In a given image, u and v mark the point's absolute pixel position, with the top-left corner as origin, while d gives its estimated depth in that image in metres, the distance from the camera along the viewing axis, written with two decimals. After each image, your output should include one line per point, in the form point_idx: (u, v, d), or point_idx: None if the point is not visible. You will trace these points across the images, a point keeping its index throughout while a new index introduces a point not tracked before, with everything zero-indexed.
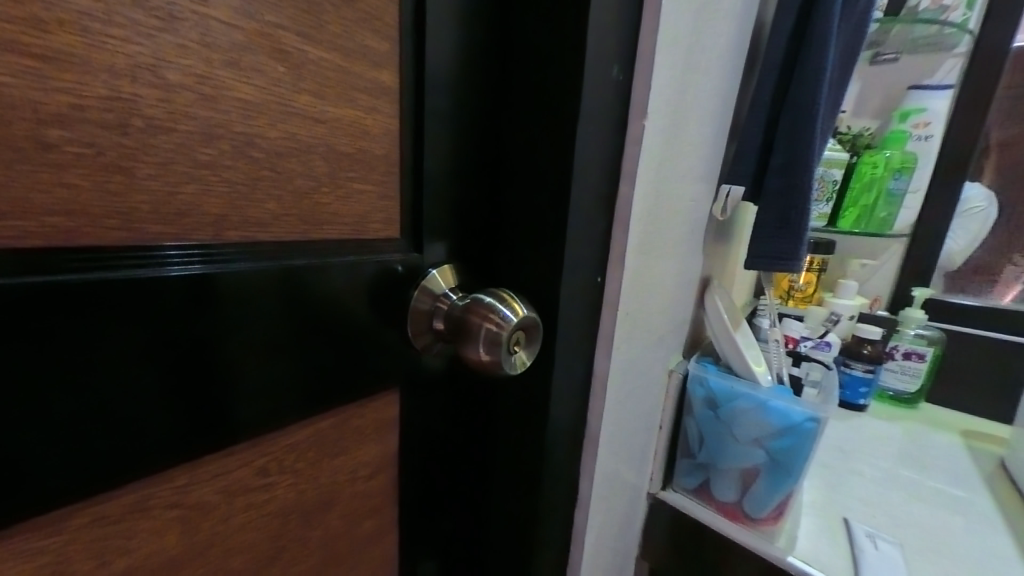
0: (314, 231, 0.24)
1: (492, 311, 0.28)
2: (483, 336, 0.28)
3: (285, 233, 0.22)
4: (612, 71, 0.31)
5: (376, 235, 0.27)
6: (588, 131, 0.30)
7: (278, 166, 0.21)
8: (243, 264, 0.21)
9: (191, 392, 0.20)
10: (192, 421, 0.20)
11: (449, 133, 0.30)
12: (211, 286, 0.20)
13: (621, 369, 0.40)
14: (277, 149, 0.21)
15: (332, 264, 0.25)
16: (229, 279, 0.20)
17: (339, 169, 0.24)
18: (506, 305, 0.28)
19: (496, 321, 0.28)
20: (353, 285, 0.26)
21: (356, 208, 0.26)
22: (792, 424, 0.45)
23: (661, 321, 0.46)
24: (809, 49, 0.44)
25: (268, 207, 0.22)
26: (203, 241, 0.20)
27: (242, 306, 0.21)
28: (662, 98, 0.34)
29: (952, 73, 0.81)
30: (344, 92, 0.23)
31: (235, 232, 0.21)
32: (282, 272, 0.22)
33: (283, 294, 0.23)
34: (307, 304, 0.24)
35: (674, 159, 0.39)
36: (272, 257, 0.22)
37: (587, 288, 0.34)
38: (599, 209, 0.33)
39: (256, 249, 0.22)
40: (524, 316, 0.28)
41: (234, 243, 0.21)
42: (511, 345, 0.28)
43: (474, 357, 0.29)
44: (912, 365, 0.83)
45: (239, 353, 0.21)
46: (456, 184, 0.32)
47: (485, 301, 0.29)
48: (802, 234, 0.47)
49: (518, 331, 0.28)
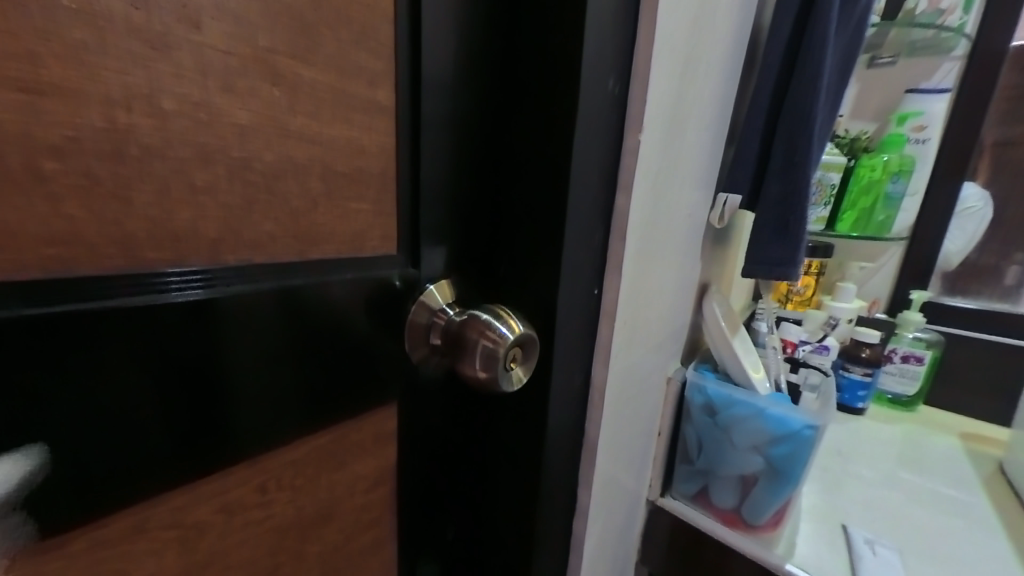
0: (310, 250, 0.24)
1: (489, 328, 0.28)
2: (480, 353, 0.28)
3: (283, 254, 0.23)
4: (609, 83, 0.31)
5: (374, 250, 0.27)
6: (586, 130, 0.30)
7: (273, 188, 0.21)
8: (242, 285, 0.21)
9: (193, 413, 0.20)
10: (194, 441, 0.20)
11: (448, 145, 0.30)
12: (210, 309, 0.20)
13: (619, 378, 0.40)
14: (272, 171, 0.21)
15: (330, 281, 0.25)
16: (229, 300, 0.21)
17: (334, 189, 0.24)
18: (503, 322, 0.28)
19: (490, 336, 0.28)
20: (352, 300, 0.26)
21: (354, 227, 0.26)
22: (790, 433, 0.45)
23: (660, 328, 0.46)
24: (807, 52, 0.44)
25: (265, 229, 0.22)
26: (203, 266, 0.20)
27: (243, 326, 0.21)
28: (659, 109, 0.34)
29: (949, 76, 0.81)
30: (340, 112, 0.24)
31: (233, 254, 0.21)
32: (280, 292, 0.22)
33: (282, 313, 0.23)
34: (306, 322, 0.24)
35: (671, 169, 0.40)
36: (270, 277, 0.22)
37: (584, 300, 0.34)
38: (596, 220, 0.33)
39: (253, 270, 0.22)
40: (520, 333, 0.28)
41: (232, 265, 0.21)
42: (508, 362, 0.28)
43: (471, 373, 0.29)
44: (911, 368, 0.84)
45: (245, 370, 0.22)
46: (456, 195, 0.32)
47: (481, 317, 0.29)
48: (800, 242, 0.46)
49: (514, 347, 0.28)
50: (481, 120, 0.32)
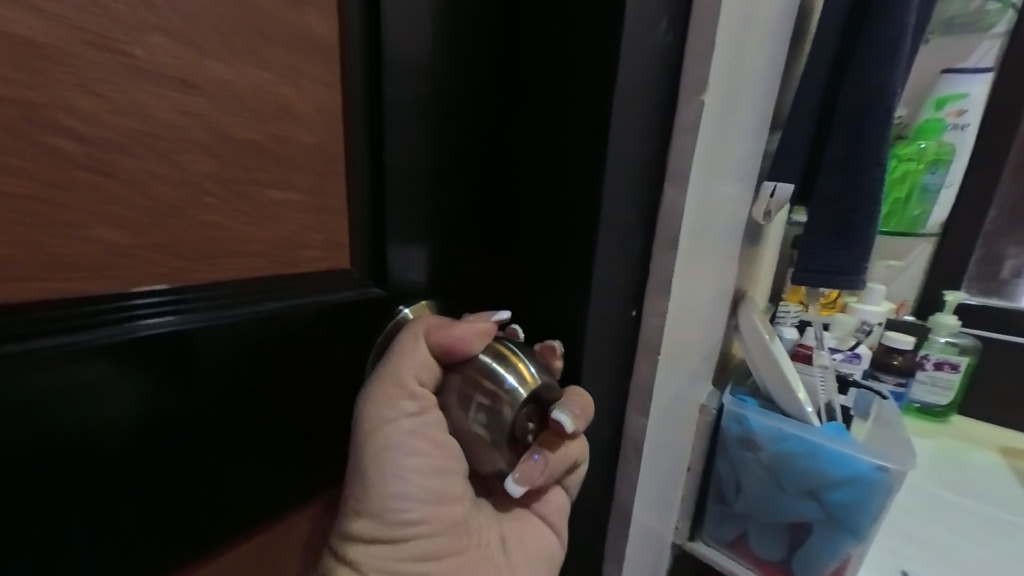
0: (207, 267, 0.17)
1: (492, 380, 0.22)
2: (485, 417, 0.22)
3: (184, 269, 0.16)
4: (651, 33, 0.23)
5: (316, 266, 0.20)
6: (617, 114, 0.23)
7: (109, 165, 0.14)
8: (220, 315, 0.17)
9: (167, 453, 0.17)
10: (169, 484, 0.18)
11: (422, 134, 0.22)
12: (187, 340, 0.17)
13: (658, 418, 0.31)
14: (114, 137, 0.14)
15: (328, 298, 0.21)
16: (205, 333, 0.17)
17: (236, 169, 0.17)
18: (509, 369, 0.22)
19: (490, 387, 0.22)
20: (352, 322, 0.22)
21: (286, 226, 0.19)
22: (853, 477, 0.37)
23: (697, 348, 0.38)
24: (883, 8, 0.36)
25: (104, 234, 0.14)
26: (171, 286, 0.16)
27: (213, 363, 0.18)
28: (719, 66, 0.25)
29: (987, 56, 0.73)
30: (232, 43, 0.16)
31: (126, 264, 0.15)
32: (265, 320, 0.19)
33: (275, 337, 0.19)
34: (298, 343, 0.20)
35: (723, 152, 0.31)
36: (258, 296, 0.18)
37: (614, 320, 0.26)
38: (630, 220, 0.26)
39: (242, 287, 0.18)
40: (534, 381, 0.22)
41: (206, 284, 0.17)
42: (523, 423, 0.22)
43: (479, 443, 0.22)
44: (944, 377, 0.76)
45: (218, 408, 0.18)
46: (437, 199, 0.24)
47: (482, 364, 0.22)
48: (867, 244, 0.38)
49: (528, 403, 0.22)
50: (471, 106, 0.25)
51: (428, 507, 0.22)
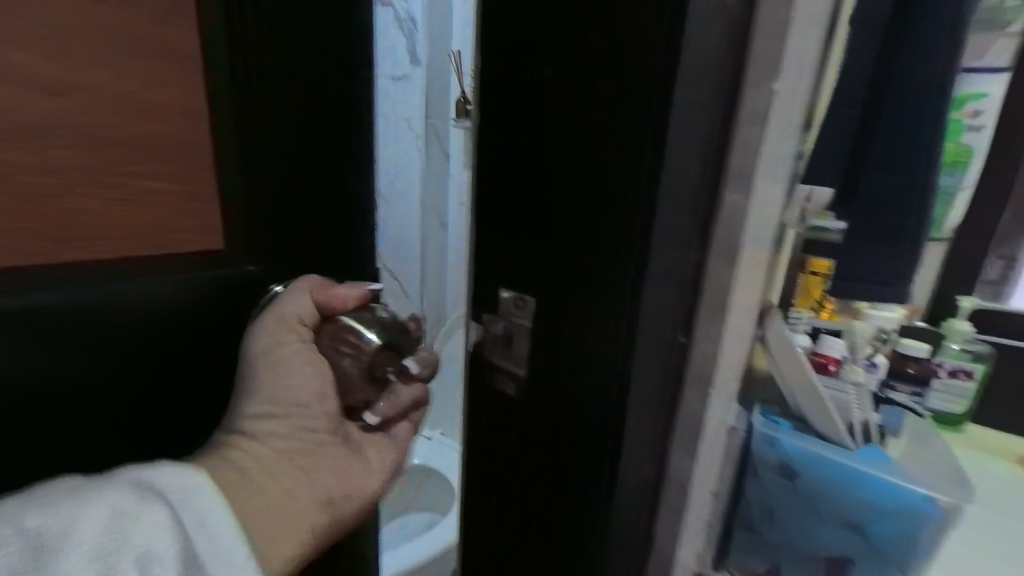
0: (77, 243, 0.25)
1: (352, 332, 0.33)
2: (348, 360, 0.33)
3: (65, 254, 0.24)
4: (719, 10, 0.19)
5: (187, 248, 0.29)
6: (676, 112, 0.19)
7: (26, 164, 0.22)
8: (121, 285, 0.26)
9: (109, 375, 0.27)
10: (91, 410, 0.27)
11: (282, 138, 0.31)
12: (72, 309, 0.25)
13: (698, 445, 0.29)
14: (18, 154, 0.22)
15: (196, 278, 0.30)
16: (98, 299, 0.26)
17: (105, 164, 0.25)
18: (368, 329, 0.33)
19: (354, 338, 0.33)
20: (229, 299, 0.31)
21: (155, 216, 0.27)
22: (908, 508, 0.34)
23: (732, 365, 0.35)
24: None
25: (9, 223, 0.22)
26: (39, 265, 0.24)
27: (133, 320, 0.27)
28: (770, 62, 0.23)
29: (1005, 52, 0.70)
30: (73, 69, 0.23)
31: (64, 248, 0.24)
32: (156, 289, 0.28)
33: (173, 305, 0.29)
34: (184, 309, 0.29)
35: (766, 162, 0.29)
36: (149, 273, 0.27)
37: (663, 349, 0.23)
38: (687, 236, 0.22)
39: (125, 264, 0.27)
40: (389, 336, 0.34)
41: (76, 263, 0.25)
42: (380, 365, 0.34)
43: (348, 377, 0.34)
44: (959, 386, 0.72)
45: (126, 354, 0.27)
46: (263, 188, 0.31)
47: (347, 321, 0.33)
48: None
49: (388, 350, 0.34)
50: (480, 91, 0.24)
51: (285, 423, 0.30)
